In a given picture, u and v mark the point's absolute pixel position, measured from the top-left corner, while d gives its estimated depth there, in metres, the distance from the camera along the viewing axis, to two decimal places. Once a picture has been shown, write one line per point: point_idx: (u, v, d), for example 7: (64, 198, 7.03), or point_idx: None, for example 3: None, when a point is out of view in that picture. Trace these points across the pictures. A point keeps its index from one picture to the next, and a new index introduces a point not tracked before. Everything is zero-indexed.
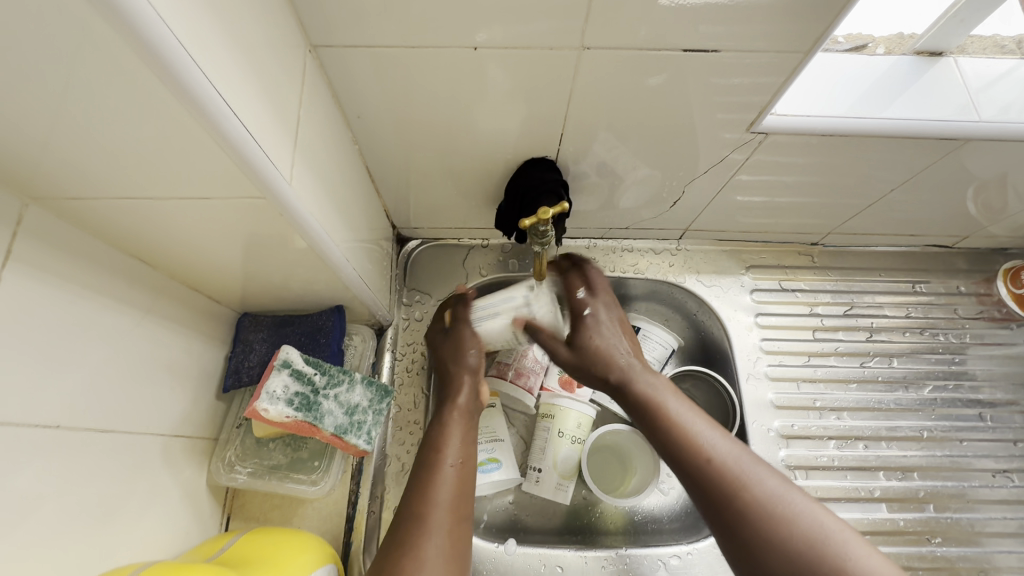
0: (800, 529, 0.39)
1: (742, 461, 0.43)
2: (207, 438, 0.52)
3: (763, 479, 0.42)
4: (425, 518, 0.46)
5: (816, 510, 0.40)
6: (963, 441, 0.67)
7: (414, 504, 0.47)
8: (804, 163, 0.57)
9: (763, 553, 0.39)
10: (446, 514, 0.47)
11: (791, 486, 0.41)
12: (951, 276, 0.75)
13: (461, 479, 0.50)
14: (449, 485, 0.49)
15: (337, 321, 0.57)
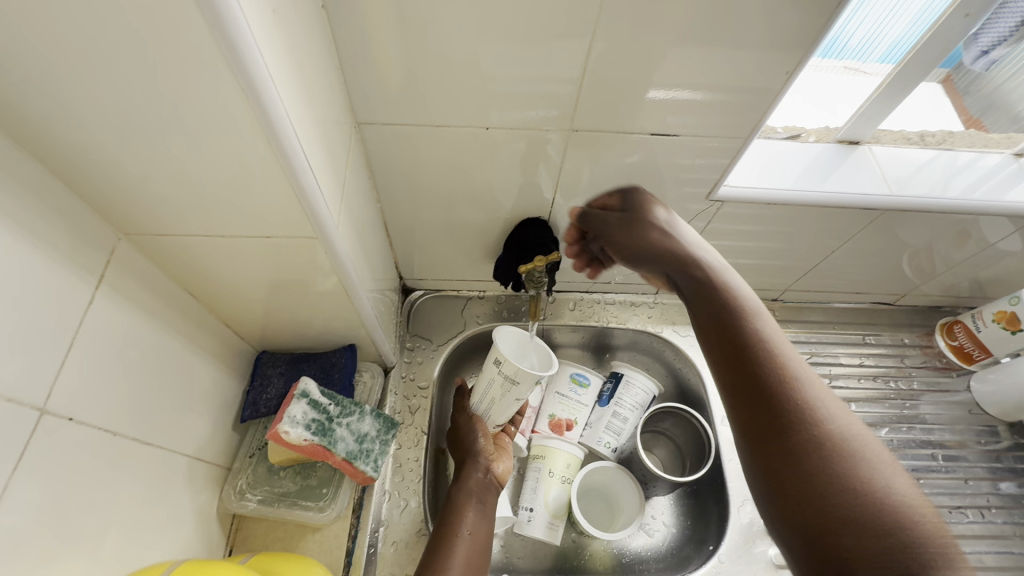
0: (836, 443, 0.32)
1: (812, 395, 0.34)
2: (221, 466, 0.55)
3: (829, 414, 0.33)
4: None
5: (858, 431, 0.33)
6: (920, 479, 0.73)
7: (426, 565, 0.52)
8: (757, 227, 0.68)
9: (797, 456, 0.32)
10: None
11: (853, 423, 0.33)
12: (896, 330, 0.85)
13: (472, 550, 0.54)
14: (460, 553, 0.53)
15: (350, 358, 0.63)
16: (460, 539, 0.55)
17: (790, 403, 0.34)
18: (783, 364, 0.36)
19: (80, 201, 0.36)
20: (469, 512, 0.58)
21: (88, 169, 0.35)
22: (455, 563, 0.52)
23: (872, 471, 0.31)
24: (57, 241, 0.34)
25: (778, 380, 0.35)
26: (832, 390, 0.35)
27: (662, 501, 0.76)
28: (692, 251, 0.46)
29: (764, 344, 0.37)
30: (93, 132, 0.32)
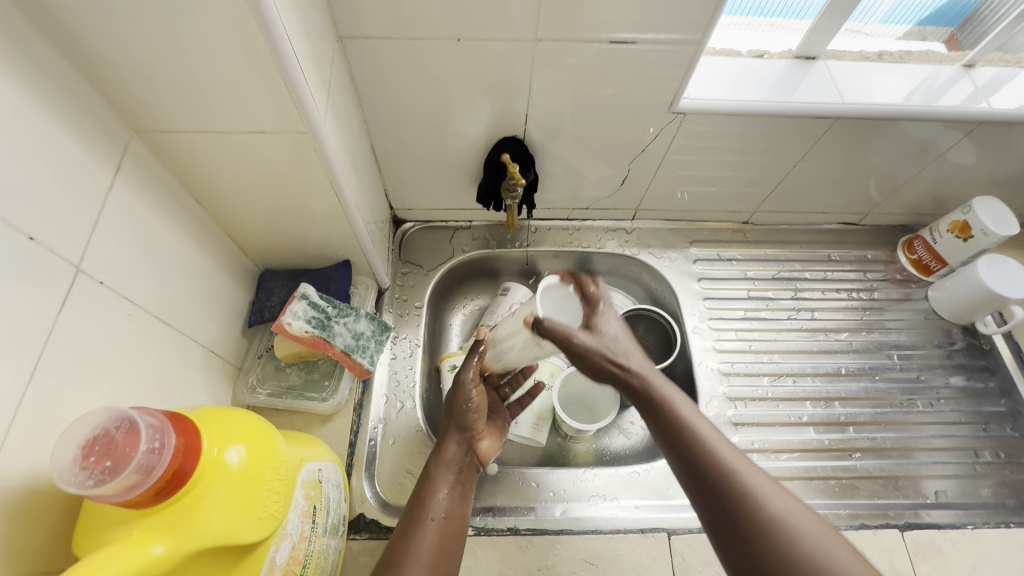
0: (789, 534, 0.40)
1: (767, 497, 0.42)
2: (233, 364, 0.61)
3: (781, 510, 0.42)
4: (402, 566, 0.47)
5: (808, 522, 0.41)
6: (876, 376, 0.79)
7: (393, 547, 0.49)
8: (719, 143, 0.72)
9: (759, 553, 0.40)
10: (425, 566, 0.48)
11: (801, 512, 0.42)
12: (861, 248, 0.90)
13: (444, 534, 0.52)
14: (430, 538, 0.51)
15: (344, 273, 0.68)
16: (427, 518, 0.52)
17: (745, 500, 0.42)
18: (728, 459, 0.45)
19: (94, 93, 0.41)
20: (438, 483, 0.56)
21: (99, 59, 0.39)
22: (423, 548, 0.49)
23: (826, 557, 0.39)
24: (77, 125, 0.39)
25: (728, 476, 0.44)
26: (781, 490, 0.43)
27: None
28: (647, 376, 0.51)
29: (717, 457, 0.45)
30: (100, 19, 0.36)
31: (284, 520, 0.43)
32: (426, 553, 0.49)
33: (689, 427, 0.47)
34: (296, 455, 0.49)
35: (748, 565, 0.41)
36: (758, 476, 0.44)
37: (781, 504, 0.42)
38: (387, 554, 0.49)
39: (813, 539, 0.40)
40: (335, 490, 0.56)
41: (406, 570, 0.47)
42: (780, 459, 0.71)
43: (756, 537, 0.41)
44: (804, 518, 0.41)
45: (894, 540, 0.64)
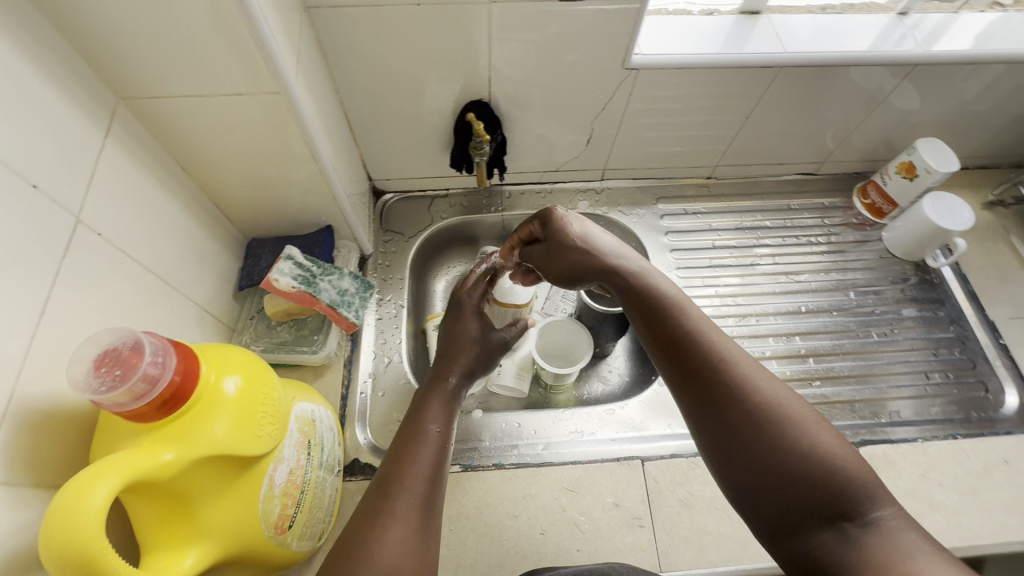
0: (795, 436, 0.41)
1: (782, 407, 0.42)
2: (226, 324, 0.65)
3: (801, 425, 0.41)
4: (391, 494, 0.43)
5: (823, 434, 0.41)
6: (834, 312, 0.85)
7: (391, 466, 0.46)
8: (674, 98, 0.76)
9: (772, 460, 0.41)
10: (425, 479, 0.45)
11: (814, 423, 0.42)
12: (819, 196, 0.95)
13: (440, 458, 0.47)
14: (426, 462, 0.46)
15: (327, 237, 0.72)
16: (427, 437, 0.48)
17: (725, 384, 0.44)
18: (717, 351, 0.47)
19: (79, 61, 0.45)
20: (435, 407, 0.52)
21: (85, 29, 0.43)
22: (425, 464, 0.46)
23: (805, 431, 0.41)
24: (65, 88, 0.43)
25: (712, 361, 0.46)
26: (796, 401, 0.43)
27: (619, 355, 0.88)
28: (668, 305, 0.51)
29: (724, 362, 0.46)
30: None
31: (280, 446, 0.47)
32: (427, 467, 0.46)
33: (676, 316, 0.50)
34: (289, 394, 0.53)
35: (760, 472, 0.41)
36: (771, 388, 0.44)
37: (800, 419, 0.42)
38: (380, 478, 0.45)
39: (772, 410, 0.42)
40: (329, 432, 0.60)
41: (395, 495, 0.43)
42: None
43: (739, 418, 0.43)
44: (812, 423, 0.42)
45: None
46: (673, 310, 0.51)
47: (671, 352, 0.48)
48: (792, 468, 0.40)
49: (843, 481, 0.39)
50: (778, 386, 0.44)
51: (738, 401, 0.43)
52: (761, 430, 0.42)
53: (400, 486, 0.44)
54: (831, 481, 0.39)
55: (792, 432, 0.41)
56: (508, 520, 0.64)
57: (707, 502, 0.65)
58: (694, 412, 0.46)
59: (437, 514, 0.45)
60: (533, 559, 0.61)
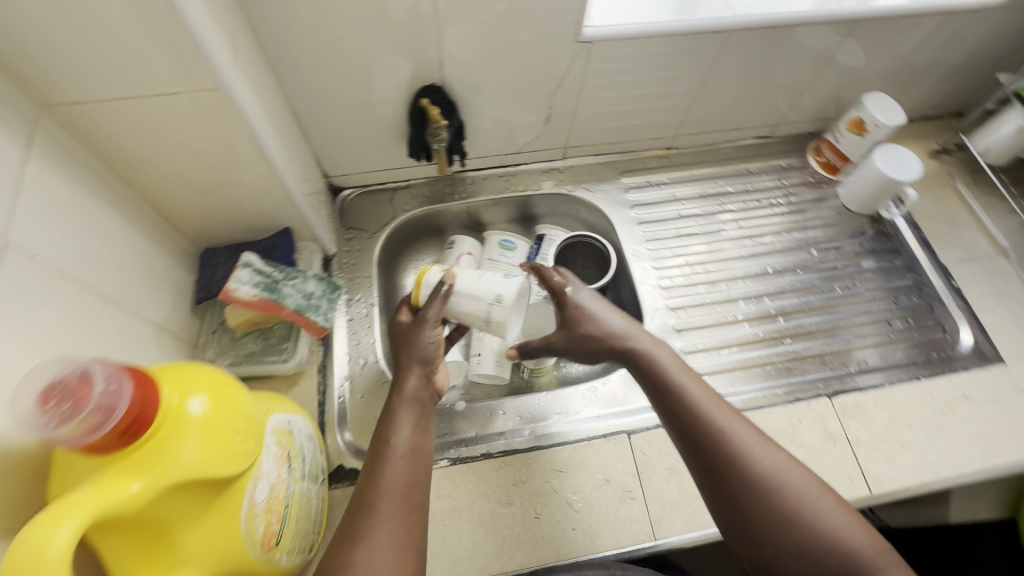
0: (801, 506, 0.47)
1: (783, 478, 0.49)
2: (187, 341, 0.62)
3: (802, 496, 0.48)
4: (374, 508, 0.48)
5: (818, 501, 0.48)
6: (798, 270, 0.87)
7: (362, 487, 0.50)
8: (630, 69, 0.75)
9: (780, 531, 0.47)
10: (395, 492, 0.49)
11: (814, 494, 0.48)
12: (776, 158, 0.97)
13: (411, 468, 0.51)
14: (396, 475, 0.50)
15: (286, 240, 0.69)
16: (391, 451, 0.51)
17: (732, 459, 0.50)
18: (719, 424, 0.52)
19: None
20: (401, 416, 0.54)
21: None
22: (392, 480, 0.50)
23: (806, 505, 0.47)
24: None
25: (718, 438, 0.51)
26: (794, 471, 0.49)
27: None
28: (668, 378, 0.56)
29: (728, 437, 0.51)
30: None
31: (257, 462, 0.45)
32: (396, 484, 0.49)
33: (681, 395, 0.54)
34: (263, 406, 0.51)
35: (769, 542, 0.47)
36: (771, 460, 0.50)
37: (799, 488, 0.48)
38: (356, 499, 0.49)
39: (775, 484, 0.48)
40: (308, 441, 0.58)
41: (371, 510, 0.48)
42: (721, 354, 0.79)
43: (745, 492, 0.49)
44: (808, 489, 0.49)
45: (823, 406, 0.72)
46: (673, 383, 0.55)
47: (677, 426, 0.54)
48: (799, 539, 0.46)
49: (842, 548, 0.46)
50: (776, 457, 0.50)
51: (745, 472, 0.49)
52: (769, 503, 0.48)
53: (374, 503, 0.48)
54: (831, 547, 0.46)
55: (797, 505, 0.47)
56: (502, 508, 0.63)
57: None
58: (702, 482, 0.52)
59: (415, 522, 0.48)
60: (529, 543, 0.61)
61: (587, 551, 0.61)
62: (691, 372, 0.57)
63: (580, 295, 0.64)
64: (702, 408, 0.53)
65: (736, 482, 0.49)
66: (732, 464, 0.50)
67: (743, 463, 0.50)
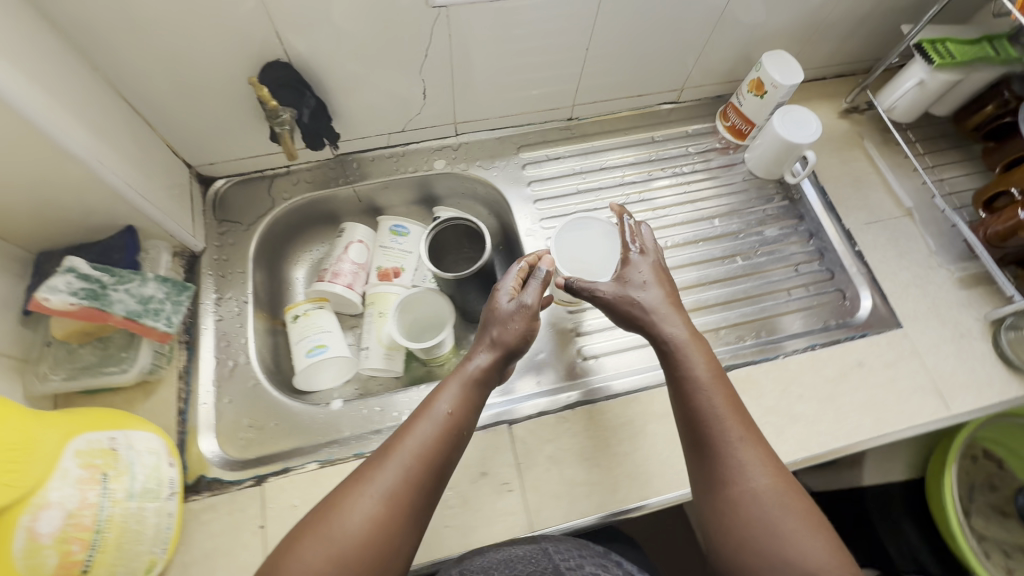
0: (786, 536, 0.46)
1: (772, 502, 0.48)
2: (17, 355, 0.57)
3: (791, 528, 0.46)
4: (371, 471, 0.48)
5: (808, 544, 0.45)
6: (699, 242, 0.83)
7: (390, 441, 0.51)
8: (503, 35, 0.70)
9: (748, 551, 0.46)
10: (411, 462, 0.49)
11: (808, 537, 0.45)
12: (683, 124, 0.93)
13: (433, 446, 0.50)
14: (414, 444, 0.50)
15: (130, 240, 0.64)
16: (435, 416, 0.52)
17: (731, 465, 0.50)
18: (731, 430, 0.52)
19: None
20: (448, 389, 0.54)
21: None
22: (419, 444, 0.50)
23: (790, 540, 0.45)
24: None
25: (726, 442, 0.51)
26: (798, 512, 0.47)
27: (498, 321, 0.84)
28: (710, 376, 0.56)
29: (735, 448, 0.51)
30: None
31: (38, 490, 0.43)
32: (407, 457, 0.49)
33: (699, 391, 0.55)
34: (77, 429, 0.49)
35: (732, 556, 0.48)
36: (768, 488, 0.48)
37: (785, 518, 0.46)
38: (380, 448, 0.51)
39: (761, 506, 0.47)
40: (154, 457, 0.55)
41: (379, 469, 0.48)
42: (620, 335, 0.75)
43: (736, 502, 0.48)
44: (796, 531, 0.46)
45: None
46: (697, 380, 0.55)
47: (690, 421, 0.54)
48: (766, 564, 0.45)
49: None
50: (778, 488, 0.48)
51: (737, 483, 0.49)
52: (747, 519, 0.47)
53: (391, 462, 0.49)
54: None
55: (778, 542, 0.45)
56: None
57: (575, 454, 0.64)
58: (697, 475, 0.53)
59: (395, 528, 0.46)
60: None
61: (460, 548, 0.59)
62: (724, 383, 0.56)
63: (641, 265, 0.65)
64: (724, 413, 0.53)
65: (724, 489, 0.50)
66: (729, 471, 0.50)
67: (738, 475, 0.50)
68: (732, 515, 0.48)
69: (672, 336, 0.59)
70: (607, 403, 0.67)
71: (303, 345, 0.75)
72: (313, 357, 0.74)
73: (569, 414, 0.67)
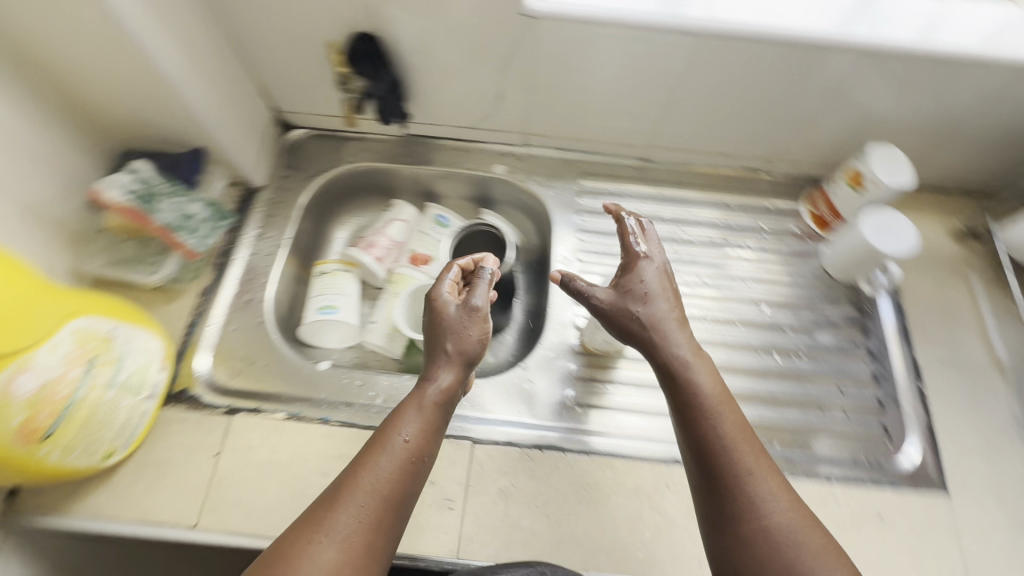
0: None
1: (794, 539, 0.43)
2: (74, 232, 0.64)
3: (814, 568, 0.42)
4: (340, 496, 0.45)
5: None
6: (740, 325, 0.76)
7: (352, 470, 0.47)
8: (591, 59, 0.69)
9: None
10: (377, 496, 0.45)
11: (840, 573, 0.42)
12: (764, 197, 0.85)
13: (404, 466, 0.47)
14: (382, 470, 0.47)
15: (193, 160, 0.69)
16: (397, 448, 0.48)
17: (744, 504, 0.45)
18: (741, 459, 0.47)
19: None
20: (411, 413, 0.51)
21: None
22: (381, 479, 0.46)
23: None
24: None
25: (737, 476, 0.47)
26: (823, 545, 0.43)
27: (507, 338, 0.82)
28: (714, 395, 0.51)
29: (749, 480, 0.46)
30: None
31: (28, 351, 0.46)
32: (376, 487, 0.45)
33: (705, 417, 0.50)
34: (81, 308, 0.52)
35: None
36: (790, 520, 0.44)
37: (811, 560, 0.42)
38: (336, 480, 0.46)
39: (782, 548, 0.43)
40: (141, 356, 0.59)
41: (341, 500, 0.44)
42: (617, 396, 0.70)
43: (758, 546, 0.44)
44: (825, 570, 0.42)
45: None
46: (702, 403, 0.50)
47: (696, 453, 0.49)
48: None
49: None
50: (798, 515, 0.45)
51: (753, 523, 0.44)
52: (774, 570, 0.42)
53: (353, 498, 0.45)
54: None
55: None
56: (317, 478, 0.61)
57: (528, 497, 0.61)
58: (703, 514, 0.48)
59: (372, 553, 0.43)
60: None
61: None
62: (727, 398, 0.51)
63: (649, 267, 0.58)
64: (732, 441, 0.48)
65: (738, 530, 0.45)
66: (744, 511, 0.45)
67: (754, 513, 0.45)
68: (749, 560, 0.44)
69: (677, 354, 0.53)
70: (579, 457, 0.63)
71: (316, 301, 0.77)
72: (322, 314, 0.76)
73: (535, 453, 0.63)
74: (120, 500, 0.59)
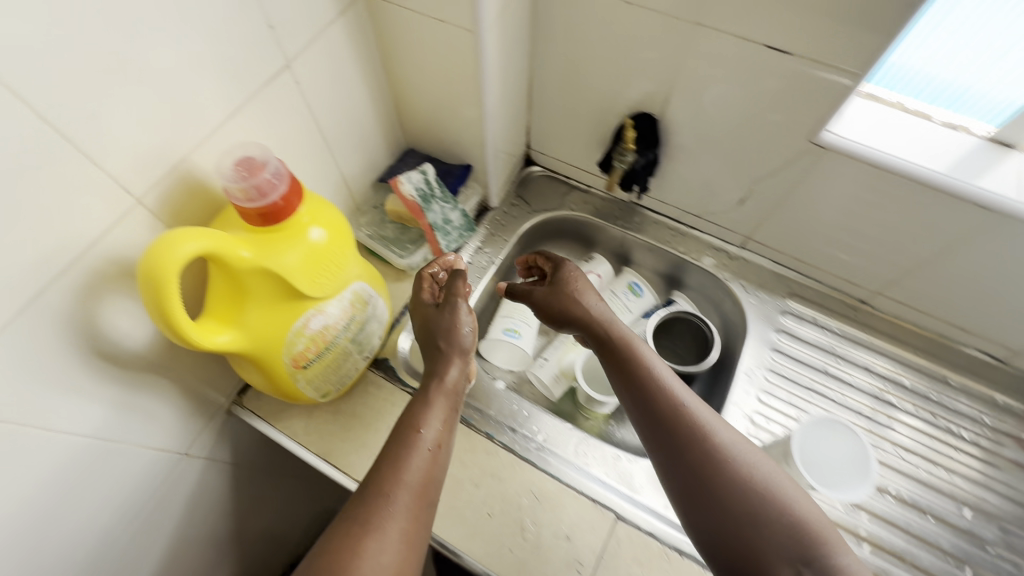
0: None
1: None
2: (357, 202, 0.77)
3: None
4: (384, 495, 0.48)
5: None
6: (928, 516, 0.68)
7: (378, 474, 0.50)
8: (860, 198, 0.67)
9: None
10: (411, 493, 0.49)
11: None
12: (995, 388, 0.76)
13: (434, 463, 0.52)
14: (420, 466, 0.51)
15: (461, 173, 0.80)
16: (418, 445, 0.52)
17: None
18: (795, 537, 0.46)
19: None
20: (434, 415, 0.55)
21: None
22: (411, 474, 0.50)
23: None
24: None
25: (793, 554, 0.45)
26: None
27: None
28: (761, 468, 0.50)
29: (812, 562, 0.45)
30: None
31: (326, 300, 0.55)
32: (413, 480, 0.50)
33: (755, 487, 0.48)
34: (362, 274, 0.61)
35: None
36: None
37: None
38: (374, 474, 0.50)
39: None
40: (378, 323, 0.68)
41: (385, 496, 0.48)
42: None
43: None
44: None
45: None
46: (754, 475, 0.49)
47: (744, 530, 0.47)
48: None
49: None
50: None
51: None
52: None
53: (389, 496, 0.48)
54: None
55: None
56: (469, 486, 0.66)
57: None
58: None
59: (419, 528, 0.48)
60: (468, 530, 0.63)
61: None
62: (762, 462, 0.51)
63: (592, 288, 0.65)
64: (789, 520, 0.47)
65: None
66: None
67: None
68: None
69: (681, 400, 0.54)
70: None
71: (504, 321, 0.84)
72: (506, 335, 0.82)
73: (674, 557, 0.62)
74: (314, 431, 0.68)
